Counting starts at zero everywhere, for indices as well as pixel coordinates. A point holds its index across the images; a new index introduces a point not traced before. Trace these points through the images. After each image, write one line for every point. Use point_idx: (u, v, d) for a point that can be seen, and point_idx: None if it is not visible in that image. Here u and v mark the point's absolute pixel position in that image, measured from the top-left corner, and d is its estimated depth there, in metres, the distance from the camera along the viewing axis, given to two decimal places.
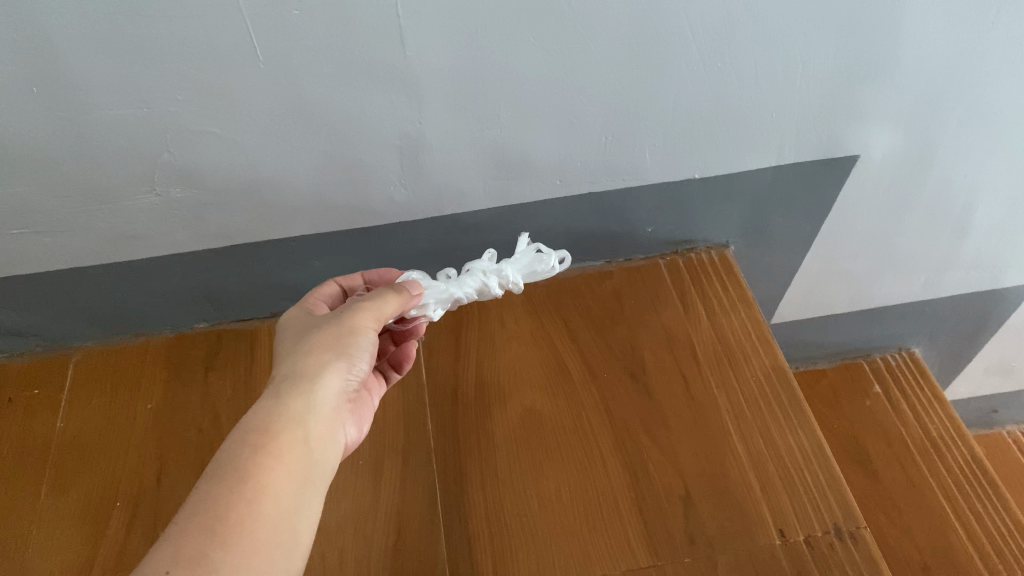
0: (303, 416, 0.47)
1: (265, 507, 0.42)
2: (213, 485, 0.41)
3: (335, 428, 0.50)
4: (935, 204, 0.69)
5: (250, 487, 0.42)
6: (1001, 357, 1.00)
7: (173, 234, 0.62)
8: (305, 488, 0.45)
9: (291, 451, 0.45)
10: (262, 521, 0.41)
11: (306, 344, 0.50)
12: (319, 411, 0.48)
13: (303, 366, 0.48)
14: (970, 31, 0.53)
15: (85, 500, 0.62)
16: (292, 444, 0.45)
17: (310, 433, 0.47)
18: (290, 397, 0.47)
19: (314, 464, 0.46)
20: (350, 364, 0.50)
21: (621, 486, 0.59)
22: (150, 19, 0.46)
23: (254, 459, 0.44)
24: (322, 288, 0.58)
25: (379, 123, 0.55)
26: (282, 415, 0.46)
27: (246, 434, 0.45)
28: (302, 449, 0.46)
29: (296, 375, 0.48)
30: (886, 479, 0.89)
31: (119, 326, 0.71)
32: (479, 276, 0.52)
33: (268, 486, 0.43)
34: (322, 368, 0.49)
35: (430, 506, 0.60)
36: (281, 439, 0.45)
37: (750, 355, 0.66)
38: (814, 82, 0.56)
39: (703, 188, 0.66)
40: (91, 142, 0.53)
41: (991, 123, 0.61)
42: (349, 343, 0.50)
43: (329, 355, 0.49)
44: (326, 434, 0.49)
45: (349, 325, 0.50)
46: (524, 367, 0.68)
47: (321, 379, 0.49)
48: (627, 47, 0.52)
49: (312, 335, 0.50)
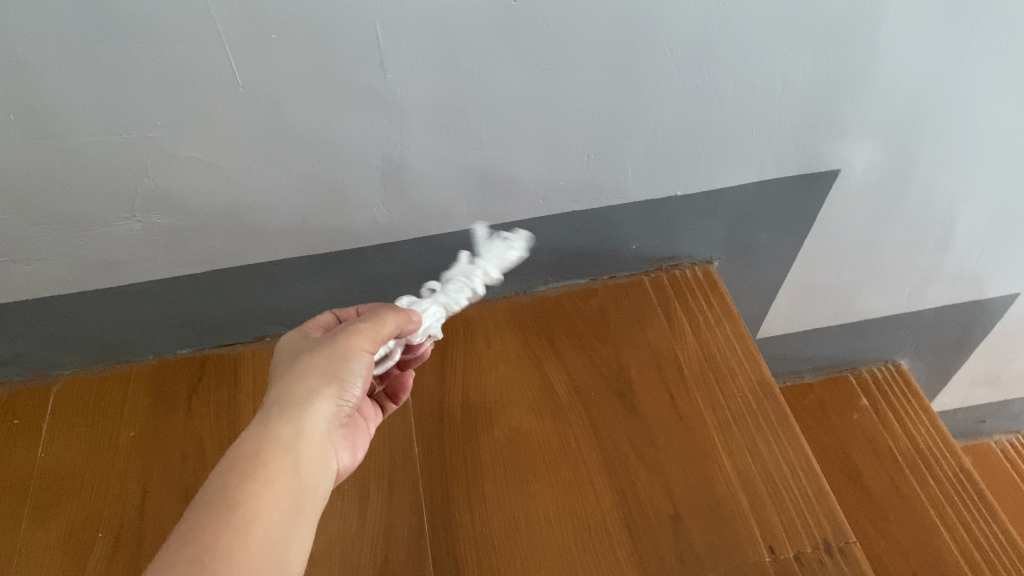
0: (293, 442, 0.47)
1: (254, 536, 0.41)
2: (202, 514, 0.41)
3: (325, 454, 0.49)
4: (916, 217, 0.70)
5: (239, 516, 0.42)
6: (986, 367, 1.00)
7: (154, 260, 0.62)
8: (296, 515, 0.45)
9: (281, 478, 0.45)
10: (250, 550, 0.41)
11: (298, 367, 0.49)
12: (310, 436, 0.48)
13: (292, 392, 0.47)
14: (945, 45, 0.53)
15: (66, 531, 0.61)
16: (281, 471, 0.45)
17: (300, 459, 0.47)
18: (278, 423, 0.47)
19: (304, 491, 0.46)
20: (344, 388, 0.50)
21: (609, 505, 0.59)
22: (126, 44, 0.45)
23: (243, 487, 0.43)
24: (317, 317, 0.57)
25: (360, 146, 0.55)
26: (271, 441, 0.46)
27: (235, 461, 0.45)
28: (291, 475, 0.45)
29: (284, 399, 0.48)
30: (876, 492, 0.89)
31: (100, 354, 0.70)
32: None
33: (257, 515, 0.42)
34: (312, 393, 0.48)
35: (417, 530, 0.60)
36: (270, 466, 0.45)
37: (737, 370, 0.67)
38: (794, 97, 0.56)
39: (686, 205, 0.66)
40: (67, 168, 0.53)
41: (971, 135, 0.61)
42: (342, 366, 0.49)
43: (320, 380, 0.48)
44: (317, 460, 0.48)
45: (343, 349, 0.49)
46: (510, 387, 0.67)
47: (311, 404, 0.48)
48: (608, 66, 0.52)
49: (305, 359, 0.49)
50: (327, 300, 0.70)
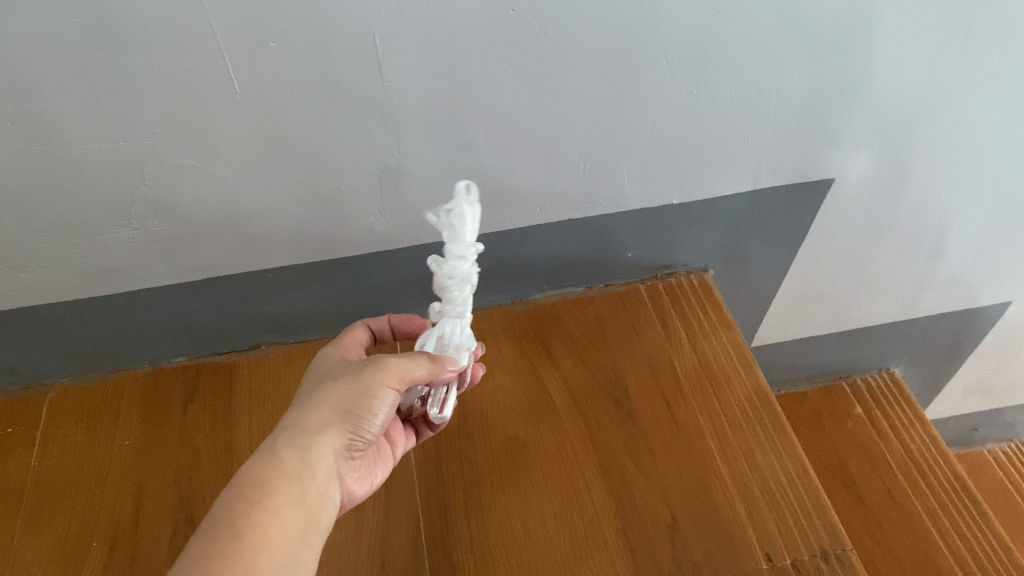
0: (300, 472, 0.47)
1: (260, 565, 0.42)
2: (209, 541, 0.42)
3: (332, 484, 0.50)
4: (910, 226, 0.70)
5: (244, 545, 0.42)
6: (979, 376, 1.01)
7: (150, 268, 0.62)
8: (302, 544, 0.46)
9: (287, 507, 0.45)
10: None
11: (315, 396, 0.49)
12: (318, 466, 0.48)
13: (305, 421, 0.48)
14: (940, 55, 0.54)
15: (60, 540, 0.61)
16: (289, 500, 0.46)
17: (307, 489, 0.47)
18: (286, 452, 0.47)
19: (310, 520, 0.47)
20: (361, 424, 0.49)
21: (607, 514, 0.59)
22: (125, 51, 0.45)
23: (250, 516, 0.44)
24: (352, 331, 0.59)
25: (359, 154, 0.55)
26: (279, 470, 0.46)
27: (242, 488, 0.45)
28: (298, 505, 0.46)
29: (295, 426, 0.48)
30: (871, 500, 0.89)
31: (93, 362, 0.70)
32: (461, 282, 0.47)
33: (264, 544, 0.43)
34: (323, 425, 0.48)
35: (414, 539, 0.60)
36: (278, 495, 0.45)
37: (733, 379, 0.67)
38: (789, 106, 0.57)
39: (683, 213, 0.66)
40: (64, 176, 0.52)
41: (964, 144, 0.62)
42: (364, 402, 0.49)
43: (335, 413, 0.48)
44: (325, 490, 0.49)
45: (366, 384, 0.48)
46: (507, 396, 0.67)
47: (322, 436, 0.48)
48: (604, 75, 0.53)
49: (324, 388, 0.49)
50: (324, 307, 0.70)
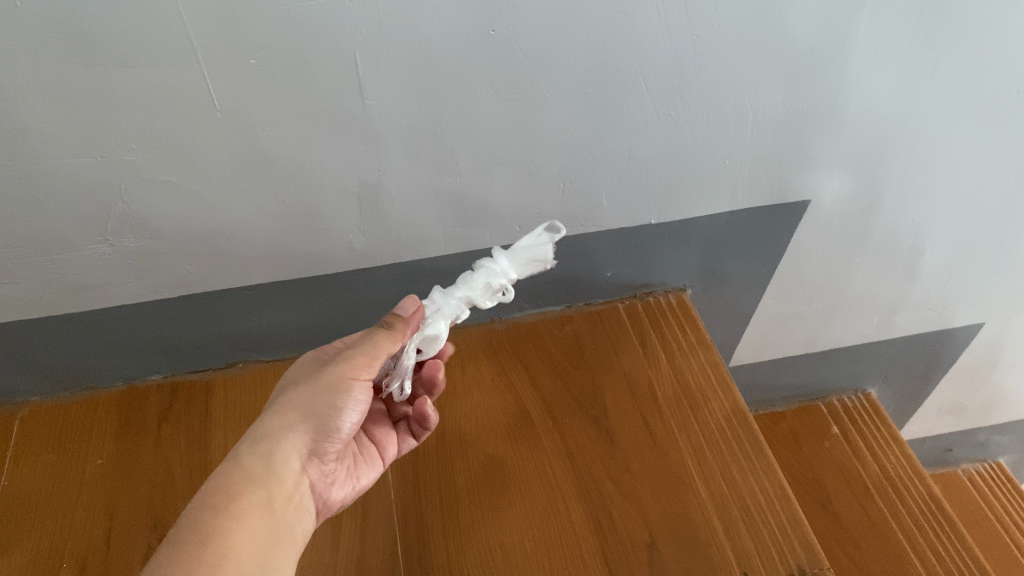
0: (265, 477, 0.48)
1: (227, 569, 0.42)
2: (175, 548, 0.42)
3: (303, 492, 0.50)
4: (883, 248, 0.71)
5: (211, 549, 0.43)
6: (953, 396, 1.02)
7: (124, 286, 0.61)
8: (272, 550, 0.46)
9: (254, 512, 0.46)
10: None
11: (276, 406, 0.51)
12: (283, 471, 0.49)
13: (265, 429, 0.49)
14: (912, 79, 0.55)
15: (30, 560, 0.59)
16: (255, 506, 0.46)
17: (274, 495, 0.48)
18: (250, 458, 0.48)
19: (279, 527, 0.47)
20: (325, 422, 0.50)
21: (584, 532, 0.59)
22: (104, 66, 0.45)
23: (214, 521, 0.44)
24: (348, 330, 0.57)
25: (337, 173, 0.55)
26: (244, 477, 0.47)
27: (207, 498, 0.46)
28: (266, 511, 0.47)
29: (259, 434, 0.49)
30: (848, 520, 0.89)
31: (66, 380, 0.69)
32: (473, 279, 0.48)
33: (230, 549, 0.43)
34: (286, 427, 0.50)
35: (392, 559, 0.59)
36: (242, 502, 0.46)
37: (711, 398, 0.67)
38: (766, 129, 0.58)
39: (661, 233, 0.67)
40: (39, 192, 0.52)
41: (936, 168, 0.63)
42: (332, 398, 0.50)
43: (294, 416, 0.50)
44: (295, 496, 0.49)
45: (331, 378, 0.50)
46: (485, 415, 0.67)
47: (283, 440, 0.49)
48: (583, 96, 0.53)
49: (285, 396, 0.51)
50: (301, 325, 0.69)
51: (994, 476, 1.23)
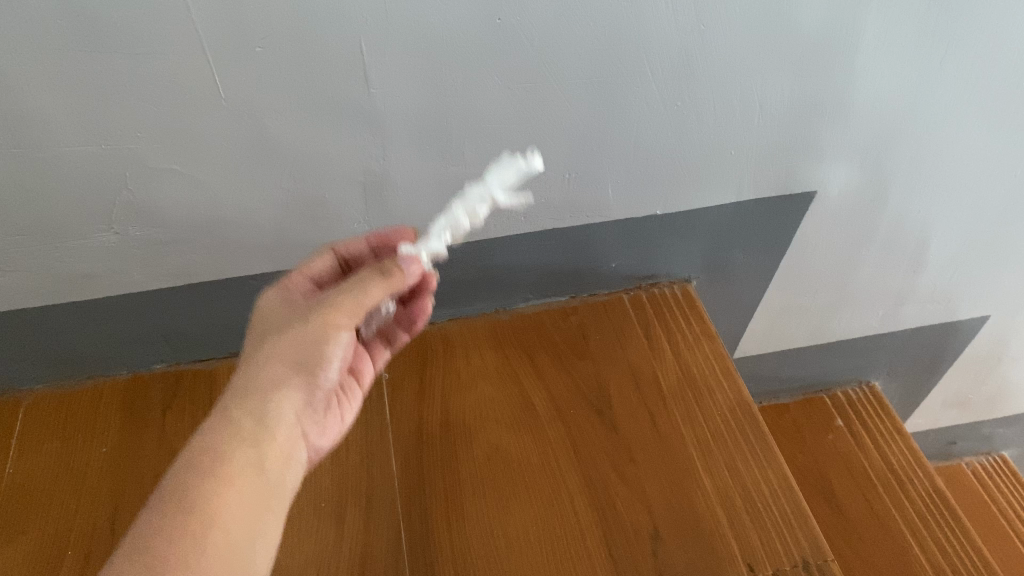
0: (256, 432, 0.46)
1: (214, 539, 0.41)
2: (161, 515, 0.41)
3: (294, 447, 0.49)
4: (889, 241, 0.71)
5: (197, 517, 0.41)
6: (956, 390, 1.02)
7: (129, 274, 0.61)
8: (262, 512, 0.45)
9: (243, 473, 0.44)
10: (210, 550, 0.41)
11: (261, 353, 0.49)
12: (274, 423, 0.48)
13: (252, 379, 0.48)
14: (921, 70, 0.55)
15: (34, 549, 0.59)
16: (243, 465, 0.45)
17: (265, 451, 0.46)
18: (241, 413, 0.47)
19: (269, 487, 0.46)
20: (313, 370, 0.50)
21: (588, 523, 0.59)
22: (109, 53, 0.45)
23: (205, 487, 0.43)
24: (315, 262, 0.55)
25: (343, 162, 0.55)
26: (232, 433, 0.46)
27: (194, 456, 0.44)
28: (254, 471, 0.45)
29: (246, 387, 0.48)
30: (851, 511, 0.90)
31: (71, 368, 0.69)
32: (451, 210, 0.54)
33: (217, 517, 0.42)
34: (276, 379, 0.48)
35: (395, 548, 0.59)
36: (230, 463, 0.44)
37: (715, 390, 0.67)
38: (773, 120, 0.58)
39: (666, 224, 0.66)
40: (45, 180, 0.52)
41: (943, 160, 0.63)
42: (319, 343, 0.50)
43: (281, 365, 0.49)
44: (286, 450, 0.48)
45: (320, 323, 0.49)
46: (490, 405, 0.67)
47: (273, 392, 0.48)
48: (589, 86, 0.53)
49: (269, 341, 0.49)
50: None
51: (997, 470, 1.23)
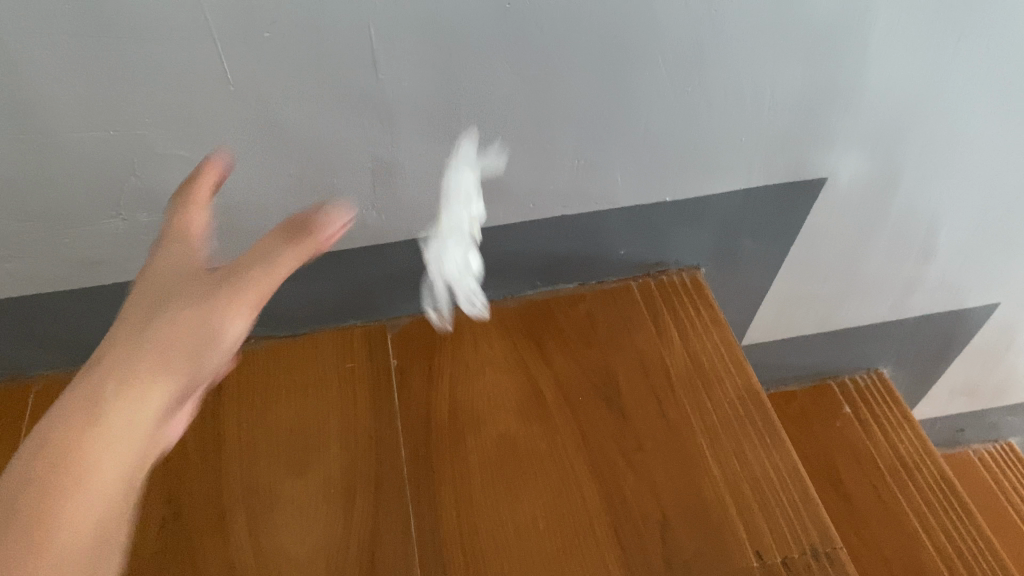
0: (120, 374, 0.43)
1: (88, 482, 0.38)
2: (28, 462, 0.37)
3: (184, 401, 0.47)
4: (899, 228, 0.71)
5: (65, 463, 0.38)
6: (964, 377, 1.02)
7: (138, 260, 0.61)
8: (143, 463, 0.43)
9: (121, 422, 0.41)
10: (85, 487, 0.38)
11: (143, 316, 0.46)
12: (143, 355, 0.44)
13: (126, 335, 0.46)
14: (933, 56, 0.54)
15: None
16: (120, 411, 0.42)
17: (151, 405, 0.44)
18: (123, 372, 0.43)
19: (152, 436, 0.44)
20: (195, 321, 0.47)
21: (596, 510, 0.59)
22: (116, 38, 0.45)
23: (74, 434, 0.39)
24: None
25: (351, 149, 0.55)
26: (100, 381, 0.42)
27: (64, 404, 0.41)
28: (139, 419, 0.42)
29: (140, 345, 0.45)
30: (858, 499, 0.90)
31: (81, 353, 0.69)
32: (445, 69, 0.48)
33: (88, 459, 0.39)
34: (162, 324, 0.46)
35: (405, 535, 0.58)
36: (102, 412, 0.41)
37: (724, 377, 0.66)
38: (784, 107, 0.57)
39: (676, 211, 0.66)
40: (53, 165, 0.52)
41: (954, 148, 0.62)
42: None
43: (152, 321, 0.46)
44: (140, 382, 0.43)
45: None
46: (498, 392, 0.67)
47: (145, 341, 0.45)
48: (599, 72, 0.53)
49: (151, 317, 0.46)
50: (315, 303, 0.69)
51: (1004, 457, 1.23)
